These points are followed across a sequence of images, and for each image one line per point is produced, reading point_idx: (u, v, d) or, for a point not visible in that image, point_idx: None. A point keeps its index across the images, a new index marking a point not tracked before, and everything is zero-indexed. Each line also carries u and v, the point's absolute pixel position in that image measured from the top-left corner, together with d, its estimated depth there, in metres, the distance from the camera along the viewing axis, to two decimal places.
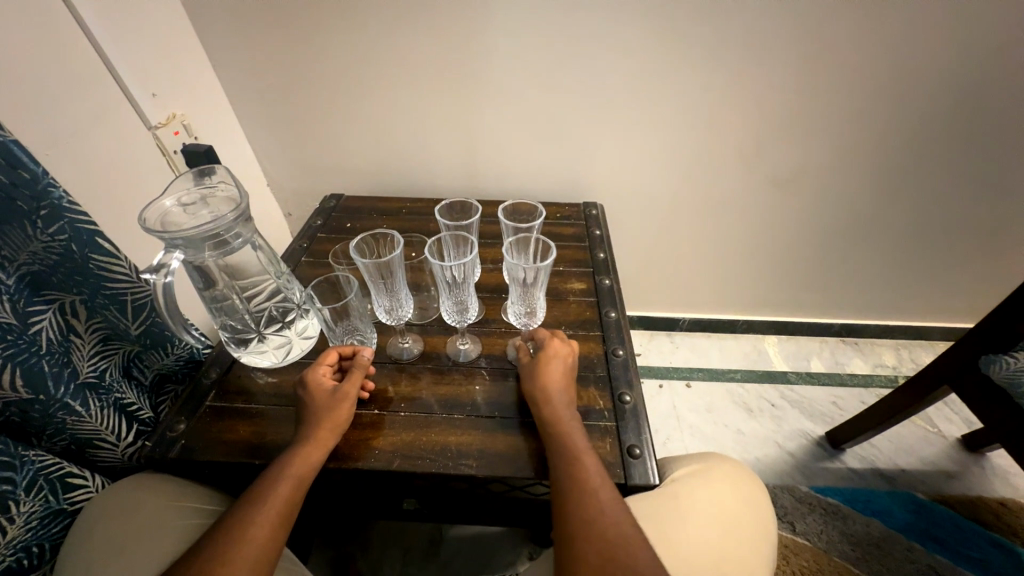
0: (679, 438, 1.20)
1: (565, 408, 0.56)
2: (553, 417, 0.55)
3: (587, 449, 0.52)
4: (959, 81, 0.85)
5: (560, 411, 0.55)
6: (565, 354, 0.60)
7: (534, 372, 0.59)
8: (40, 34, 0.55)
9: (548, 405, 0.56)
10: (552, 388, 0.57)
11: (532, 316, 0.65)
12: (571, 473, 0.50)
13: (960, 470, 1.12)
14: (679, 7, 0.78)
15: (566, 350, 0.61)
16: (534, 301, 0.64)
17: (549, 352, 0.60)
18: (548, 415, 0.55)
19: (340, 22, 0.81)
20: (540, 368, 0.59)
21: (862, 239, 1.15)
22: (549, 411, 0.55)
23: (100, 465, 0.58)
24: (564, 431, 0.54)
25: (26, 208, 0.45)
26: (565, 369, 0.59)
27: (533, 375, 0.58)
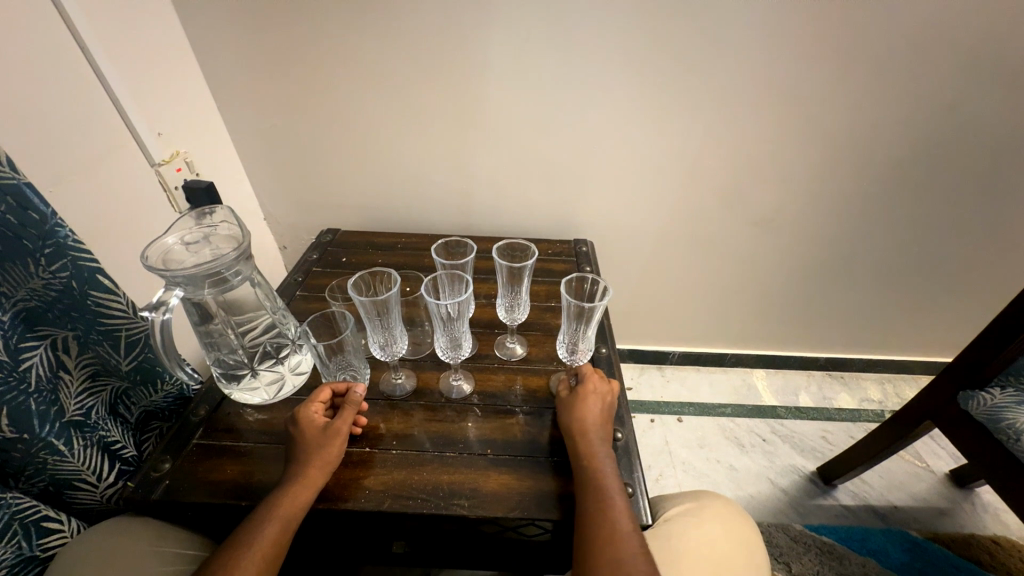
0: (672, 475, 1.18)
1: (600, 445, 0.56)
2: (587, 451, 0.55)
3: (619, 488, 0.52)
4: (920, 133, 0.92)
5: (593, 445, 0.56)
6: (603, 391, 0.61)
7: (571, 406, 0.60)
8: (58, 80, 0.58)
9: (584, 439, 0.57)
10: (590, 423, 0.58)
11: (579, 352, 0.67)
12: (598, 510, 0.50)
13: (951, 507, 1.12)
14: (661, 62, 0.84)
15: (604, 388, 0.61)
16: (581, 336, 0.67)
17: (587, 387, 0.61)
18: (582, 449, 0.56)
19: (343, 69, 0.86)
20: (580, 402, 0.60)
21: (841, 276, 1.20)
22: (583, 445, 0.56)
23: (76, 507, 0.56)
24: (597, 467, 0.54)
25: (30, 247, 0.46)
26: (604, 406, 0.60)
27: (572, 408, 0.59)
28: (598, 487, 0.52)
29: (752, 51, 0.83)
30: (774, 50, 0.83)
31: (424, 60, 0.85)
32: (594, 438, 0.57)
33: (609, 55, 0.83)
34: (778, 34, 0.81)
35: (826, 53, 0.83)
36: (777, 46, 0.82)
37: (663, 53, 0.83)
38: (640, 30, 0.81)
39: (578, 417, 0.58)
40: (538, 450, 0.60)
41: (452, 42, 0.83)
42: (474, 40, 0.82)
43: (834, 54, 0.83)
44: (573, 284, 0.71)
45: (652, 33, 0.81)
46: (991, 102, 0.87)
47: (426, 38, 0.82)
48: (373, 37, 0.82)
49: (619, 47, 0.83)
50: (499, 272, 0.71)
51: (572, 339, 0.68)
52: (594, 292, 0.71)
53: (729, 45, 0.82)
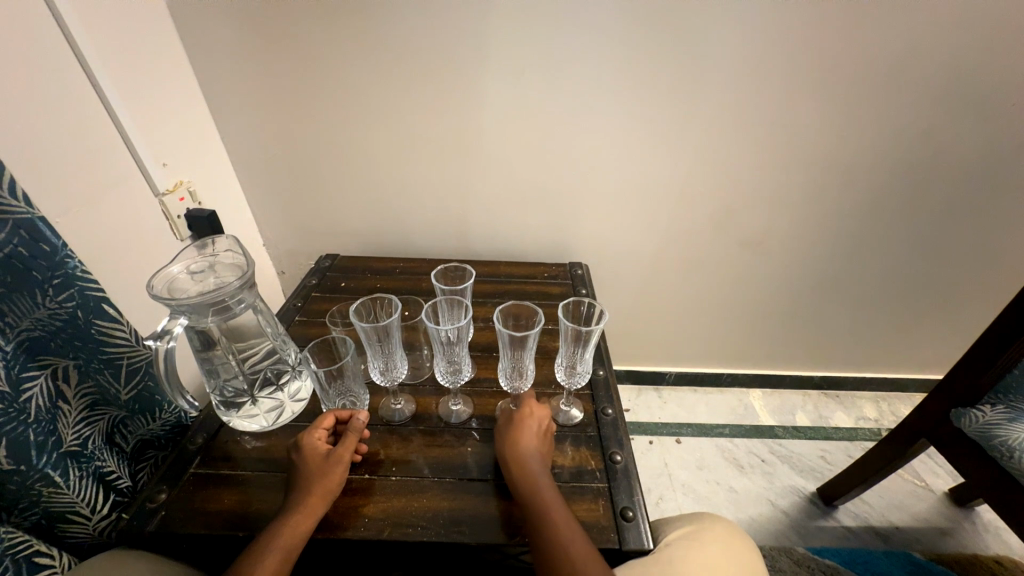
0: (672, 498, 1.17)
1: (539, 471, 0.56)
2: (528, 480, 0.55)
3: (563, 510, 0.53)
4: (896, 158, 0.97)
5: (536, 472, 0.56)
6: (536, 416, 0.61)
7: (508, 434, 0.60)
8: (73, 117, 0.61)
9: (524, 467, 0.56)
10: (525, 451, 0.58)
11: (577, 374, 0.68)
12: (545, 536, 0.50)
13: (952, 526, 1.11)
14: (648, 94, 0.89)
15: (537, 411, 0.62)
16: (579, 360, 0.68)
17: (524, 412, 0.62)
18: (523, 481, 0.55)
19: (345, 102, 0.89)
20: (513, 433, 0.60)
21: (831, 295, 1.22)
22: (524, 478, 0.55)
23: (66, 541, 0.55)
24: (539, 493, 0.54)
25: (39, 277, 0.47)
26: (538, 431, 0.60)
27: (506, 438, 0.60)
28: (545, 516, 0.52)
29: (733, 83, 0.88)
30: (753, 83, 0.88)
31: (422, 93, 0.89)
32: (534, 467, 0.57)
33: (598, 87, 0.88)
34: (756, 68, 0.86)
35: (802, 85, 0.88)
36: (756, 79, 0.87)
37: (649, 85, 0.88)
38: (627, 64, 0.86)
39: (516, 445, 0.58)
40: (486, 471, 0.61)
41: (449, 76, 0.87)
42: (470, 74, 0.87)
43: (810, 86, 0.88)
44: (571, 309, 0.73)
45: (638, 67, 0.86)
46: (959, 129, 0.93)
47: (424, 72, 0.86)
48: (374, 71, 0.86)
49: (607, 80, 0.87)
50: (500, 333, 0.62)
51: (570, 361, 0.69)
52: (591, 316, 0.72)
53: (709, 79, 0.87)
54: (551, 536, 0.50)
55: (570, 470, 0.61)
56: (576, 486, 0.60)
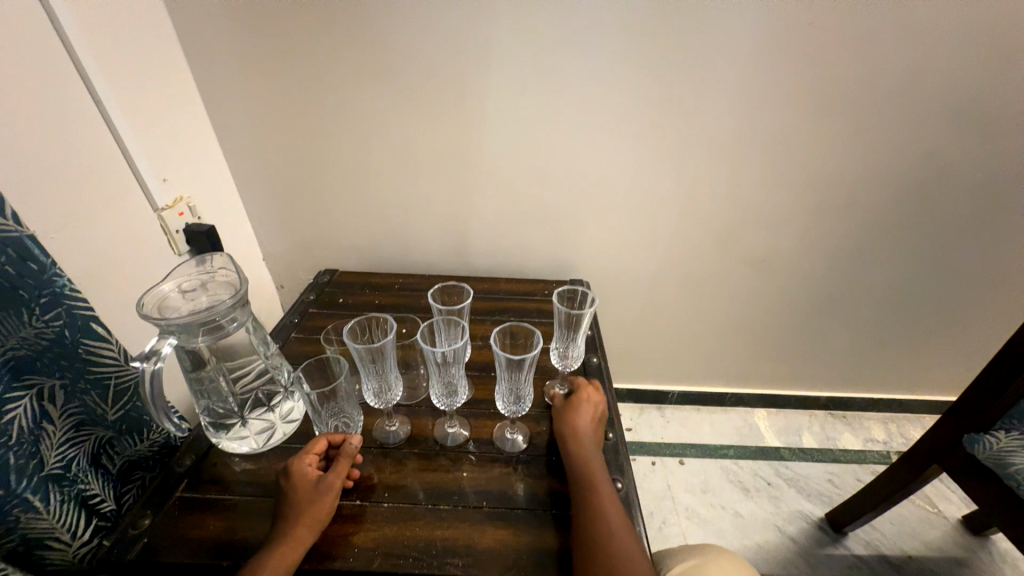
0: (675, 522, 1.14)
1: (589, 443, 0.61)
2: (578, 448, 0.61)
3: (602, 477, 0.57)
4: (900, 176, 0.96)
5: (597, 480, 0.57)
6: (595, 400, 0.66)
7: (564, 409, 0.66)
8: (77, 133, 0.61)
9: (586, 474, 0.57)
10: (580, 425, 0.63)
11: (570, 358, 0.74)
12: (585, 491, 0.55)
13: (968, 556, 1.07)
14: (649, 112, 0.89)
15: (596, 397, 0.67)
16: (573, 345, 0.73)
17: (582, 393, 0.67)
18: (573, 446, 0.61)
19: (347, 118, 0.90)
20: (571, 408, 0.66)
21: (836, 314, 1.20)
22: (574, 445, 0.61)
23: (44, 569, 0.53)
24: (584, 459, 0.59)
25: (26, 296, 0.46)
26: (595, 412, 0.65)
27: (565, 410, 0.66)
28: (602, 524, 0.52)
29: (735, 102, 0.88)
30: (755, 101, 0.88)
31: (424, 110, 0.89)
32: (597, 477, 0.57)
33: (599, 104, 0.88)
34: (757, 87, 0.86)
35: (804, 104, 0.88)
36: (758, 97, 0.87)
37: (651, 103, 0.88)
38: (628, 83, 0.86)
39: (581, 452, 0.60)
40: (482, 498, 0.59)
41: (451, 93, 0.87)
42: (472, 90, 0.87)
43: (811, 105, 0.88)
44: (564, 297, 0.81)
45: (640, 86, 0.86)
46: (962, 148, 0.92)
47: (426, 90, 0.87)
48: (377, 88, 0.87)
49: (609, 98, 0.87)
50: (497, 354, 0.60)
51: (564, 346, 0.75)
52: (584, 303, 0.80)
53: (711, 98, 0.87)
54: (587, 493, 0.55)
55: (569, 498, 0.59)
56: None
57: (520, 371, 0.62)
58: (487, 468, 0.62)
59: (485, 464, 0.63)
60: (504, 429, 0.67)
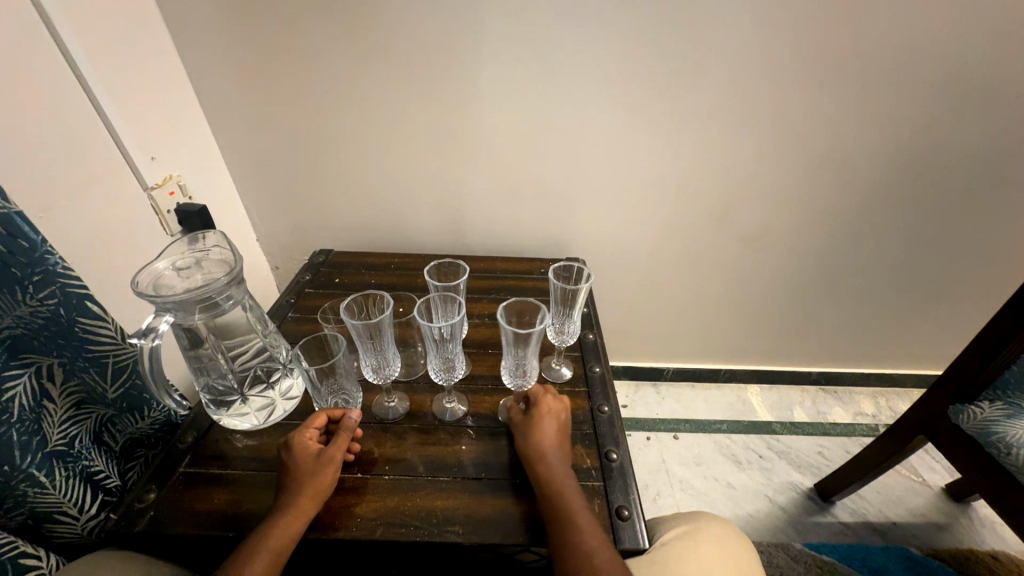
0: (669, 493, 1.17)
1: (557, 463, 0.57)
2: (548, 471, 0.56)
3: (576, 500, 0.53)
4: (899, 151, 0.95)
5: (554, 464, 0.56)
6: (557, 411, 0.62)
7: (526, 430, 0.60)
8: (58, 108, 0.59)
9: (544, 463, 0.57)
10: (545, 444, 0.58)
11: (564, 334, 0.75)
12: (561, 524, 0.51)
13: (949, 522, 1.11)
14: (647, 86, 0.87)
15: (557, 406, 0.62)
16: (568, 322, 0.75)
17: (540, 408, 0.62)
18: (542, 471, 0.56)
19: (338, 94, 0.88)
20: (534, 426, 0.60)
21: (831, 290, 1.21)
22: (543, 470, 0.56)
23: (54, 541, 0.54)
24: (554, 484, 0.55)
25: (18, 274, 0.46)
26: (558, 425, 0.61)
27: (525, 431, 0.60)
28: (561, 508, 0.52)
29: (735, 75, 0.86)
30: (756, 74, 0.86)
31: (417, 84, 0.87)
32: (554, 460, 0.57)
33: (597, 78, 0.86)
34: (759, 59, 0.84)
35: (806, 77, 0.86)
36: (759, 70, 0.85)
37: (650, 76, 0.86)
38: (627, 55, 0.84)
39: (536, 440, 0.59)
40: (481, 470, 0.60)
41: (444, 67, 0.85)
42: (466, 64, 0.85)
43: (812, 78, 0.86)
44: (561, 274, 0.82)
45: (638, 58, 0.84)
46: (962, 122, 0.91)
47: (419, 63, 0.84)
48: (368, 63, 0.84)
49: (606, 71, 0.85)
50: (504, 327, 0.60)
51: (560, 323, 0.76)
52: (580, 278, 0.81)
53: (711, 71, 0.86)
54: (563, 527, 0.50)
55: None
56: None
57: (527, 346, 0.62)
58: (487, 442, 0.64)
59: (483, 439, 0.64)
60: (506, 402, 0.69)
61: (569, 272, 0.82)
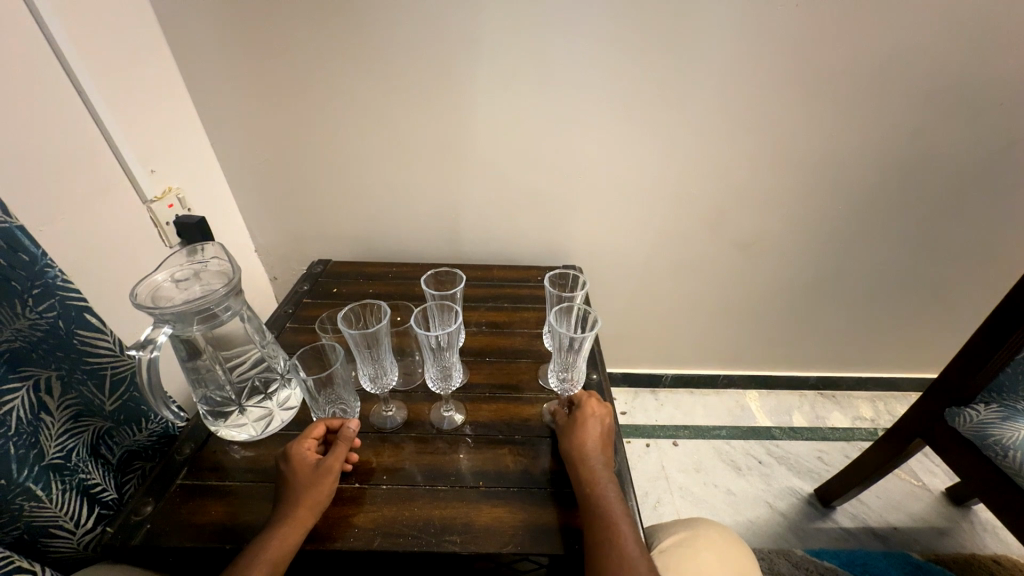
0: (669, 501, 1.17)
1: (601, 468, 0.56)
2: (589, 474, 0.56)
3: (618, 508, 0.53)
4: (887, 157, 0.97)
5: (597, 468, 0.57)
6: (601, 415, 0.62)
7: (572, 432, 0.60)
8: (59, 124, 0.60)
9: (587, 466, 0.57)
10: (589, 447, 0.58)
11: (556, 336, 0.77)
12: (601, 528, 0.51)
13: (950, 526, 1.11)
14: (639, 96, 0.89)
15: (602, 410, 0.62)
16: None
17: (586, 411, 0.62)
18: (584, 474, 0.56)
19: (335, 107, 0.89)
20: (579, 428, 0.60)
21: (826, 294, 1.22)
22: (585, 472, 0.56)
23: (49, 556, 0.54)
24: (596, 488, 0.54)
25: (18, 287, 0.46)
26: (602, 429, 0.61)
27: (571, 431, 0.60)
28: (601, 509, 0.52)
29: (725, 84, 0.88)
30: (745, 83, 0.88)
31: (413, 97, 0.88)
32: (597, 464, 0.57)
33: (590, 89, 0.88)
34: (748, 69, 0.86)
35: (794, 86, 0.88)
36: (748, 80, 0.87)
37: (642, 86, 0.88)
38: (619, 66, 0.86)
39: (580, 440, 0.59)
40: (480, 479, 0.60)
41: (441, 79, 0.87)
42: (461, 77, 0.86)
43: (800, 87, 0.88)
44: (556, 281, 0.82)
45: (629, 69, 0.86)
46: (948, 129, 0.93)
47: (415, 76, 0.86)
48: (365, 76, 0.86)
49: (598, 82, 0.87)
50: (559, 334, 0.61)
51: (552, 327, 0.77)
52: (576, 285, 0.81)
53: (700, 81, 0.87)
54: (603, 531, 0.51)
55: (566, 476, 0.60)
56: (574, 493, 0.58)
57: (576, 352, 0.63)
58: (488, 450, 0.64)
59: (484, 448, 0.64)
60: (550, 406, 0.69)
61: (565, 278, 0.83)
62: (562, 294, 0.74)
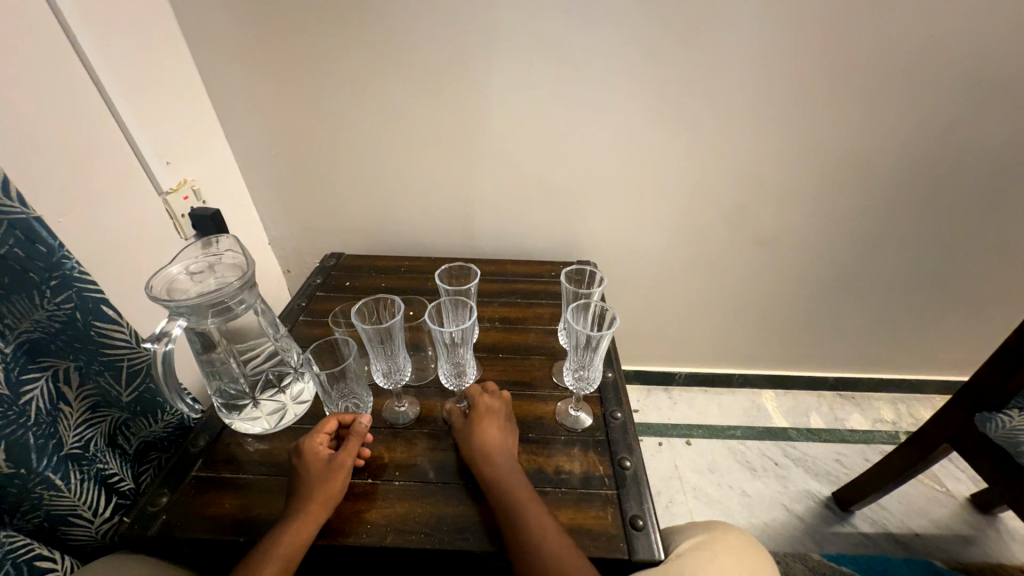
0: (682, 501, 1.15)
1: (504, 464, 0.57)
2: (494, 471, 0.56)
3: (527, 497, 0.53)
4: (919, 151, 0.93)
5: (501, 465, 0.56)
6: (495, 410, 0.62)
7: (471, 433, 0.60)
8: (75, 116, 0.60)
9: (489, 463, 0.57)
10: (489, 446, 0.58)
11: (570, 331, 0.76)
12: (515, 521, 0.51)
13: (975, 534, 1.07)
14: (659, 87, 0.86)
15: (495, 405, 0.63)
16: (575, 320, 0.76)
17: (480, 410, 0.62)
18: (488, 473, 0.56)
19: (348, 99, 0.88)
20: (477, 427, 0.60)
21: (848, 293, 1.18)
22: (489, 471, 0.56)
23: (69, 544, 0.54)
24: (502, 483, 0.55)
25: (36, 279, 0.47)
26: (499, 425, 0.61)
27: (468, 433, 0.60)
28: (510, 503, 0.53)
29: (750, 74, 0.84)
30: (771, 73, 0.84)
31: (428, 89, 0.87)
32: (499, 457, 0.57)
33: (607, 79, 0.85)
34: (774, 58, 0.83)
35: (822, 75, 0.84)
36: (774, 70, 0.84)
37: (663, 76, 0.85)
38: (639, 55, 0.83)
39: (480, 440, 0.59)
40: None
41: (455, 71, 0.85)
42: (476, 68, 0.85)
43: (830, 76, 0.84)
44: (573, 277, 0.80)
45: (649, 60, 0.83)
46: (988, 120, 0.88)
47: (428, 68, 0.85)
48: (379, 68, 0.85)
49: (616, 73, 0.85)
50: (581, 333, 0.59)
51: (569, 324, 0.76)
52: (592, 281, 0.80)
53: (723, 72, 0.84)
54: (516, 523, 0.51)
55: (578, 476, 0.60)
56: (583, 493, 0.58)
57: (596, 351, 0.62)
58: None
59: None
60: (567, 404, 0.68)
61: (581, 273, 0.81)
62: (579, 291, 0.72)
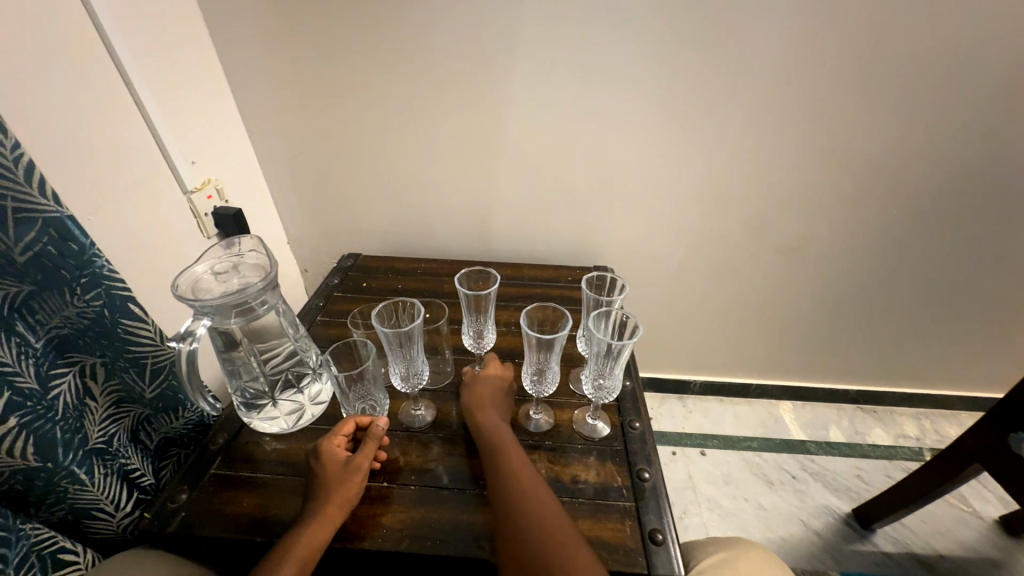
0: (696, 512, 1.13)
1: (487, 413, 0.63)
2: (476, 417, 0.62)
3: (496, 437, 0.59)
4: (952, 160, 0.90)
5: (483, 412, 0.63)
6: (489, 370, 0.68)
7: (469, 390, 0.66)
8: (107, 117, 0.61)
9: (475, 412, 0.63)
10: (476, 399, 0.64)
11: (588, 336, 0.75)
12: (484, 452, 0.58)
13: (1004, 558, 1.03)
14: (682, 92, 0.85)
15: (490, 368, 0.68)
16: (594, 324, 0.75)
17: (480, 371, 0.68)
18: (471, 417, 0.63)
19: (370, 102, 0.89)
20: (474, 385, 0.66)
21: (873, 304, 1.15)
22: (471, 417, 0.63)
23: (90, 537, 0.55)
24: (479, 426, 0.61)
25: (68, 276, 0.47)
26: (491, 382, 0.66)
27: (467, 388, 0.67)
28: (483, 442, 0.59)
29: (778, 80, 0.82)
30: (799, 78, 0.82)
31: (449, 92, 0.87)
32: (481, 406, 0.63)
33: (630, 84, 0.84)
34: (803, 63, 0.81)
35: (852, 81, 0.82)
36: (802, 75, 0.82)
37: (687, 81, 0.83)
38: (664, 58, 0.81)
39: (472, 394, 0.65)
40: None
41: (476, 74, 0.85)
42: (497, 72, 0.84)
43: (860, 83, 0.82)
44: (593, 283, 0.78)
45: (673, 64, 0.82)
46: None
47: (450, 71, 0.85)
48: (400, 71, 0.85)
49: (639, 78, 0.83)
50: (602, 342, 0.58)
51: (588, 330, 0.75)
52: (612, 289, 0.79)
53: (749, 77, 0.83)
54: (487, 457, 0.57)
55: (595, 486, 0.59)
56: (600, 504, 0.57)
57: (616, 359, 0.61)
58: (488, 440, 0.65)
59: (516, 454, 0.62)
60: (586, 414, 0.67)
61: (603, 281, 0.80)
62: (600, 298, 0.72)
